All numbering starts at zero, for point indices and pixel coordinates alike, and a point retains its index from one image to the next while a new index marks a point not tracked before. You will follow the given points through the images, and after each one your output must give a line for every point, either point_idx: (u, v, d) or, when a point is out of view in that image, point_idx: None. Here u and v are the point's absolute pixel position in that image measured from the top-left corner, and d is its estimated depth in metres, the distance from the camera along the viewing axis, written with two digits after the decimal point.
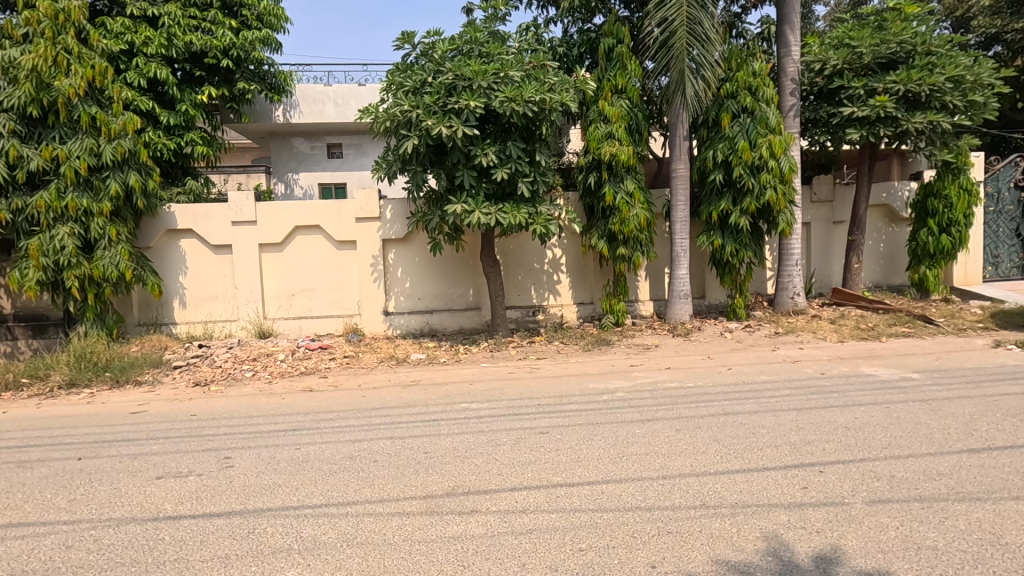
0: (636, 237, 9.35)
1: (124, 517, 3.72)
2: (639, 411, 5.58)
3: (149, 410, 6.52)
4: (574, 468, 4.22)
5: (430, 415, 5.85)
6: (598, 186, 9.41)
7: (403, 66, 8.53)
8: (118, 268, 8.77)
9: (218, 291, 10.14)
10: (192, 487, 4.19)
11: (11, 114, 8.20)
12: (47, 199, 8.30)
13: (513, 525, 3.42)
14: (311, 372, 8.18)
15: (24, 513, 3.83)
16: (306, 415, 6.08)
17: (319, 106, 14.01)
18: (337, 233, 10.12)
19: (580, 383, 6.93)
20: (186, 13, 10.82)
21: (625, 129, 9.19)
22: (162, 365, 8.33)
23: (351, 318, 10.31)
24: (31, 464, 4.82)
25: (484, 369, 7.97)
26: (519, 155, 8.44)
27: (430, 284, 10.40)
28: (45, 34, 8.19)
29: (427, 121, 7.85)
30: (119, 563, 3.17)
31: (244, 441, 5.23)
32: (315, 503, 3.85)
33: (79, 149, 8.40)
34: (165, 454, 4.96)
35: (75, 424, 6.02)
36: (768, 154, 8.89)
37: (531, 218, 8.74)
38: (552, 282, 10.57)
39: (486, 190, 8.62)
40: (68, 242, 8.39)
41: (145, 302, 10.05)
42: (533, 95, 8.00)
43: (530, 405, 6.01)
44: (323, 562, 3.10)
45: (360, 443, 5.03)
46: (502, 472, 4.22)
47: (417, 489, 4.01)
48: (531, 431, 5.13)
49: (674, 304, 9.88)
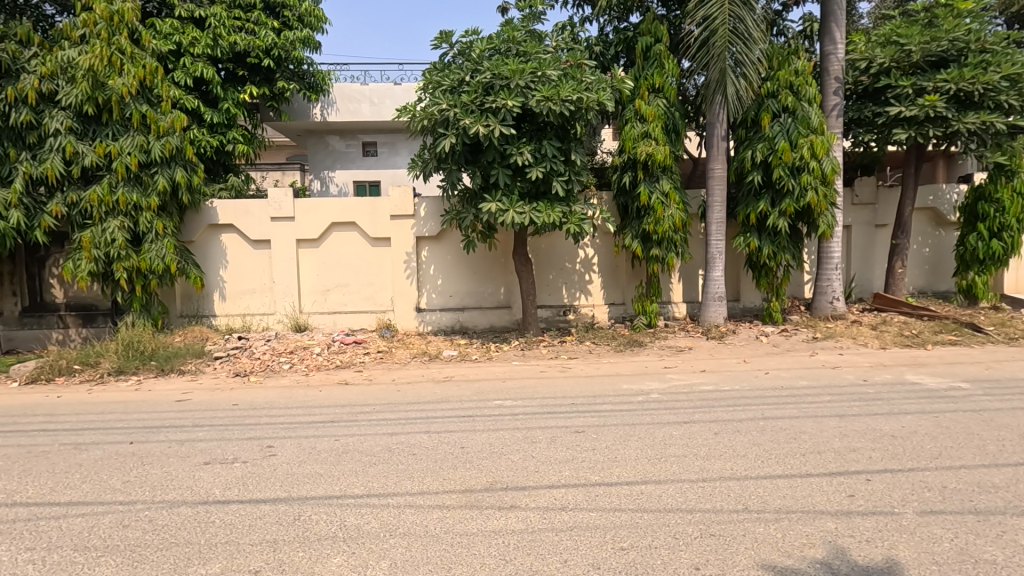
0: (670, 238, 9.25)
1: (176, 500, 3.86)
2: (675, 413, 5.53)
3: (193, 398, 6.74)
4: (612, 468, 4.22)
5: (465, 411, 5.91)
6: (633, 186, 9.35)
7: (441, 65, 8.62)
8: (164, 261, 9.09)
9: (256, 285, 10.41)
10: (238, 473, 4.33)
11: (68, 113, 8.59)
12: (100, 193, 8.66)
13: (553, 522, 3.43)
14: (346, 366, 8.33)
15: (82, 493, 4.00)
16: (343, 407, 6.21)
17: (355, 105, 14.24)
18: (372, 229, 10.30)
19: (612, 383, 6.90)
20: (231, 14, 11.13)
21: (661, 128, 9.10)
22: (204, 355, 8.60)
23: (384, 314, 10.47)
24: (86, 446, 5.04)
25: (515, 367, 7.99)
26: (554, 155, 8.44)
27: (461, 282, 10.48)
28: (101, 35, 8.57)
29: (464, 120, 7.89)
30: (174, 543, 3.29)
31: (284, 431, 5.36)
32: (356, 493, 3.92)
33: (130, 146, 8.74)
34: (211, 441, 5.13)
35: (124, 409, 6.27)
36: (809, 154, 8.66)
37: (565, 217, 8.72)
38: (583, 282, 10.54)
39: (521, 189, 8.64)
40: (118, 235, 8.73)
41: (186, 294, 10.37)
42: (570, 94, 7.98)
43: (564, 404, 6.02)
44: (368, 551, 3.16)
45: (398, 436, 5.11)
46: (539, 469, 4.23)
47: (455, 483, 4.05)
48: (565, 430, 5.13)
49: (709, 306, 9.74)
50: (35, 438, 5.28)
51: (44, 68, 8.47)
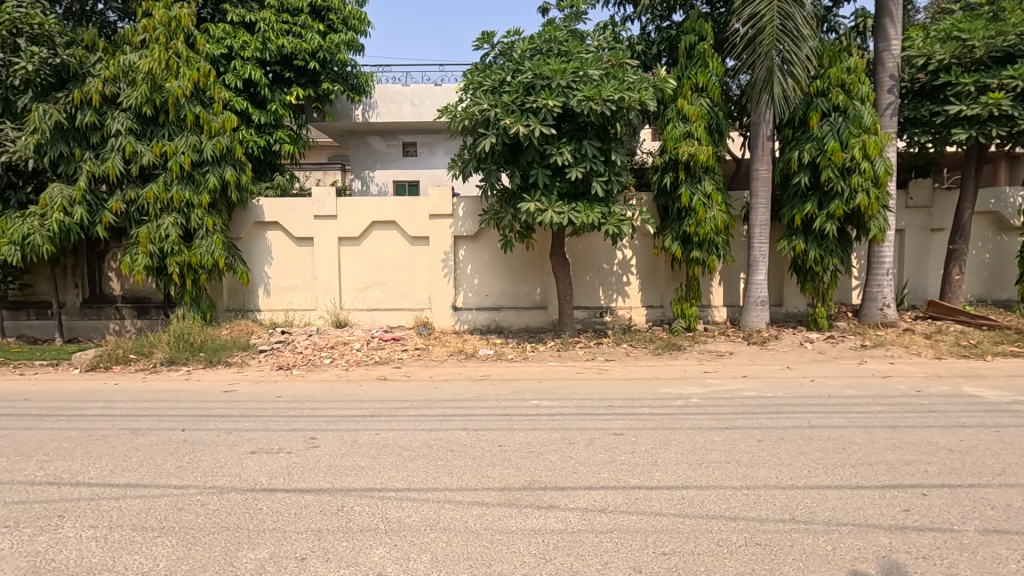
0: (711, 240, 9.05)
1: (226, 486, 4.01)
2: (716, 419, 5.41)
3: (239, 390, 6.98)
4: (653, 471, 4.15)
5: (502, 409, 5.92)
6: (674, 187, 9.21)
7: (482, 66, 8.66)
8: (214, 256, 9.44)
9: (299, 281, 10.69)
10: (284, 463, 4.46)
11: (129, 114, 9.02)
12: (156, 191, 9.07)
13: (593, 523, 3.40)
14: (385, 362, 8.48)
15: (139, 476, 4.19)
16: (382, 402, 6.32)
17: (396, 106, 14.42)
18: (412, 228, 10.45)
19: (651, 387, 6.80)
20: (280, 18, 11.46)
21: (704, 129, 8.92)
22: (249, 349, 8.90)
23: (421, 311, 10.60)
24: (142, 431, 5.28)
25: (551, 368, 7.97)
26: (595, 155, 8.38)
27: (498, 281, 10.52)
28: (160, 40, 9.01)
29: (505, 120, 7.91)
30: (225, 527, 3.41)
31: (327, 424, 5.48)
32: (397, 487, 3.98)
33: (184, 145, 9.12)
34: (258, 431, 5.30)
35: (176, 398, 6.55)
36: (861, 155, 8.34)
37: (603, 218, 8.64)
38: (621, 284, 10.43)
39: (560, 189, 8.61)
40: (172, 231, 9.11)
41: (233, 289, 10.72)
42: (612, 93, 7.91)
43: (602, 406, 5.97)
44: (410, 544, 3.21)
45: (436, 432, 5.17)
46: (578, 470, 4.21)
47: (494, 480, 4.07)
48: (604, 432, 5.08)
49: (750, 310, 9.51)
50: (96, 422, 5.56)
51: (108, 72, 8.91)
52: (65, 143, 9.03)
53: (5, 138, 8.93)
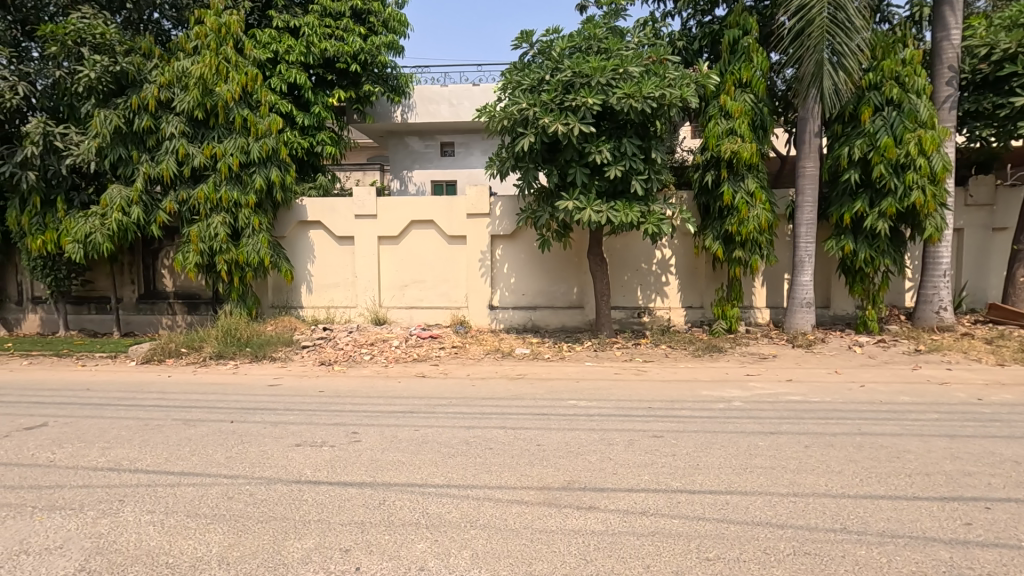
0: (754, 239, 8.81)
1: (272, 477, 4.13)
2: (760, 423, 5.26)
3: (283, 384, 7.20)
4: (694, 475, 4.07)
5: (540, 409, 5.91)
6: (716, 185, 9.01)
7: (521, 65, 8.66)
8: (259, 255, 9.75)
9: (340, 279, 10.94)
10: (327, 456, 4.57)
11: (182, 118, 9.41)
12: (206, 191, 9.43)
13: (635, 526, 3.36)
14: (423, 360, 8.59)
15: (191, 464, 4.37)
16: (420, 399, 6.41)
17: (435, 106, 14.54)
18: (450, 227, 10.54)
19: (691, 389, 6.66)
20: (323, 22, 11.72)
21: (748, 125, 8.69)
22: (293, 344, 9.15)
23: (458, 310, 10.69)
24: (193, 422, 5.50)
25: (588, 368, 7.92)
26: (634, 153, 8.28)
27: (534, 281, 10.50)
28: (211, 46, 9.38)
29: (544, 119, 7.90)
30: (273, 517, 3.52)
31: (368, 419, 5.59)
32: (437, 483, 4.02)
33: (233, 147, 9.46)
34: (301, 424, 5.44)
35: (225, 390, 6.81)
36: (916, 151, 7.96)
37: (643, 217, 8.53)
38: (659, 284, 10.27)
39: (598, 188, 8.53)
40: (221, 230, 9.46)
41: (277, 286, 11.04)
42: (653, 90, 7.80)
43: (641, 407, 5.89)
44: (450, 539, 3.24)
45: (474, 430, 5.20)
46: (618, 472, 4.16)
47: (533, 479, 4.07)
48: (643, 434, 5.01)
49: (795, 312, 9.21)
50: (151, 412, 5.83)
51: (163, 78, 9.31)
52: (124, 146, 9.48)
53: (70, 142, 9.42)
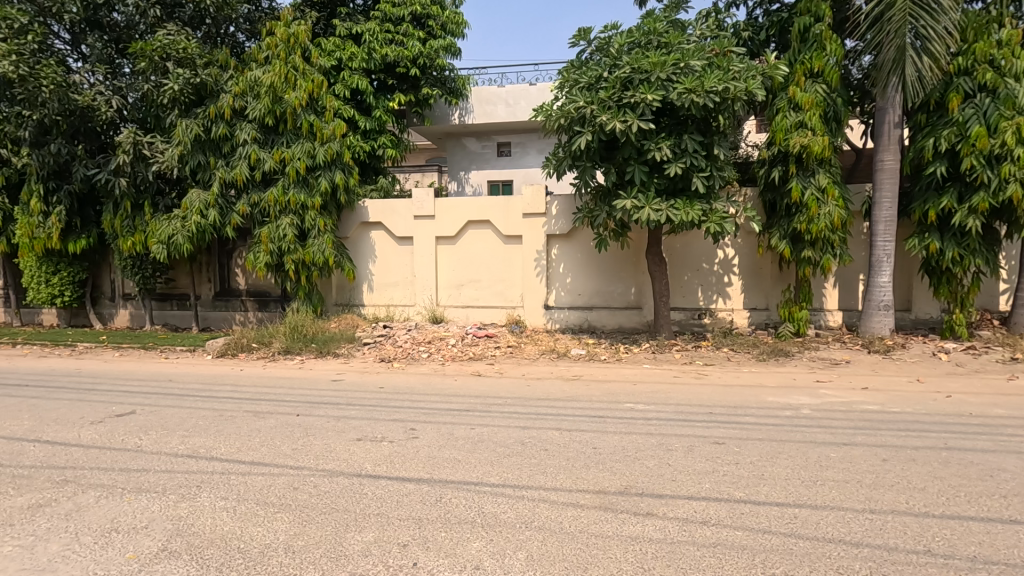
0: (826, 238, 8.33)
1: (335, 470, 4.28)
2: (833, 433, 4.96)
3: (345, 379, 7.48)
4: (760, 486, 3.89)
5: (596, 411, 5.84)
6: (783, 181, 8.58)
7: (578, 63, 8.56)
8: (324, 255, 10.16)
9: (399, 279, 11.23)
10: (387, 451, 4.69)
11: (254, 125, 9.94)
12: (276, 194, 9.93)
13: (694, 536, 3.25)
14: (478, 358, 8.68)
15: (261, 455, 4.60)
16: (477, 398, 6.47)
17: (491, 107, 14.62)
18: (506, 227, 10.59)
19: (755, 395, 6.38)
20: (384, 28, 12.05)
21: (820, 117, 8.22)
22: (355, 341, 9.47)
23: (513, 310, 10.71)
24: (263, 414, 5.79)
25: (646, 370, 7.74)
26: (695, 149, 8.02)
27: (590, 281, 10.37)
28: (281, 55, 9.87)
29: (602, 117, 7.78)
30: (335, 509, 3.64)
31: (425, 416, 5.69)
32: (492, 482, 4.04)
33: (300, 152, 9.93)
34: (362, 419, 5.62)
35: (292, 385, 7.13)
36: (1013, 140, 7.28)
37: (705, 215, 8.25)
38: (722, 284, 9.90)
39: (658, 186, 8.30)
40: (289, 231, 9.93)
41: (340, 285, 11.45)
42: (716, 84, 7.56)
43: (701, 412, 5.70)
44: (506, 540, 3.24)
45: (529, 430, 5.19)
46: (677, 479, 4.04)
47: (588, 483, 4.01)
48: (704, 440, 4.84)
49: (871, 316, 8.64)
50: (226, 404, 6.19)
51: (238, 87, 9.87)
52: (203, 153, 10.10)
53: (156, 150, 10.11)
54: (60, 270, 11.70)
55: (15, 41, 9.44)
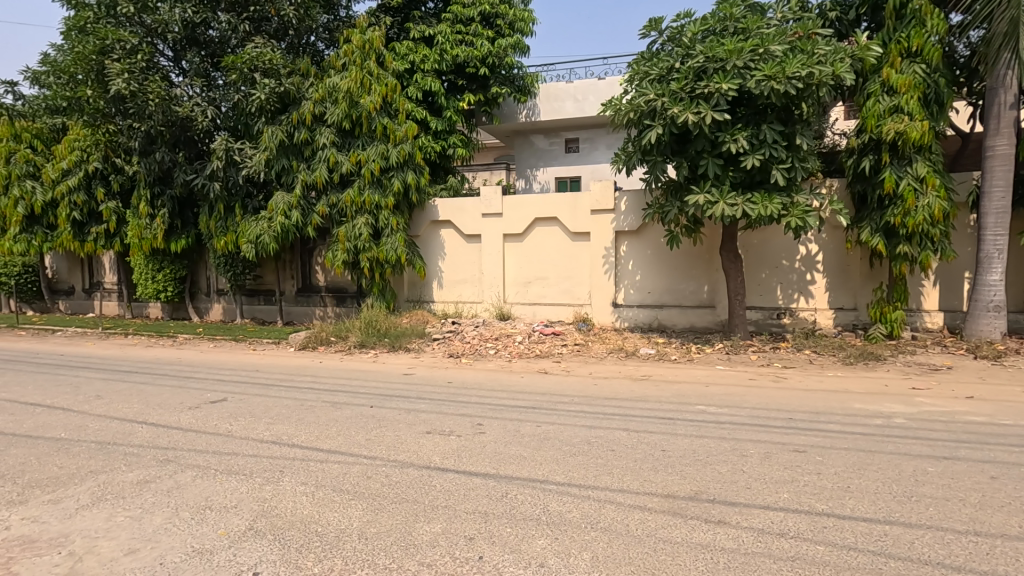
0: (924, 232, 7.63)
1: (406, 461, 4.43)
2: (931, 446, 4.55)
3: (416, 373, 7.72)
4: (845, 499, 3.63)
5: (665, 412, 5.67)
6: (875, 171, 7.94)
7: (649, 54, 8.33)
8: (397, 253, 10.54)
9: (468, 276, 11.43)
10: (455, 445, 4.79)
11: (333, 129, 10.44)
12: (352, 195, 10.39)
13: (771, 548, 3.08)
14: (545, 356, 8.68)
15: (338, 443, 4.83)
16: (543, 395, 6.47)
17: (559, 103, 14.54)
18: (573, 224, 10.51)
19: (841, 401, 5.96)
20: (454, 29, 12.27)
21: (919, 100, 7.55)
22: (425, 336, 9.75)
23: (581, 307, 10.61)
24: (339, 405, 6.09)
25: (720, 372, 7.44)
26: (775, 139, 7.59)
27: (661, 278, 10.09)
28: (357, 61, 10.33)
29: (673, 109, 7.51)
30: (406, 499, 3.77)
31: (492, 412, 5.76)
32: (557, 480, 4.03)
33: (374, 154, 10.34)
34: (432, 413, 5.77)
35: (368, 377, 7.46)
36: None
37: (785, 209, 7.81)
38: (803, 282, 9.33)
39: (733, 179, 7.93)
40: (364, 231, 10.37)
41: (412, 282, 11.81)
42: (798, 69, 7.14)
43: (780, 418, 5.40)
44: (570, 539, 3.21)
45: (596, 430, 5.13)
46: (752, 486, 3.85)
47: (657, 486, 3.91)
48: (783, 447, 4.59)
49: (977, 317, 7.84)
50: (307, 393, 6.57)
51: (318, 94, 10.40)
52: (286, 157, 10.72)
53: (245, 156, 10.87)
54: (163, 267, 12.88)
55: (127, 60, 10.41)
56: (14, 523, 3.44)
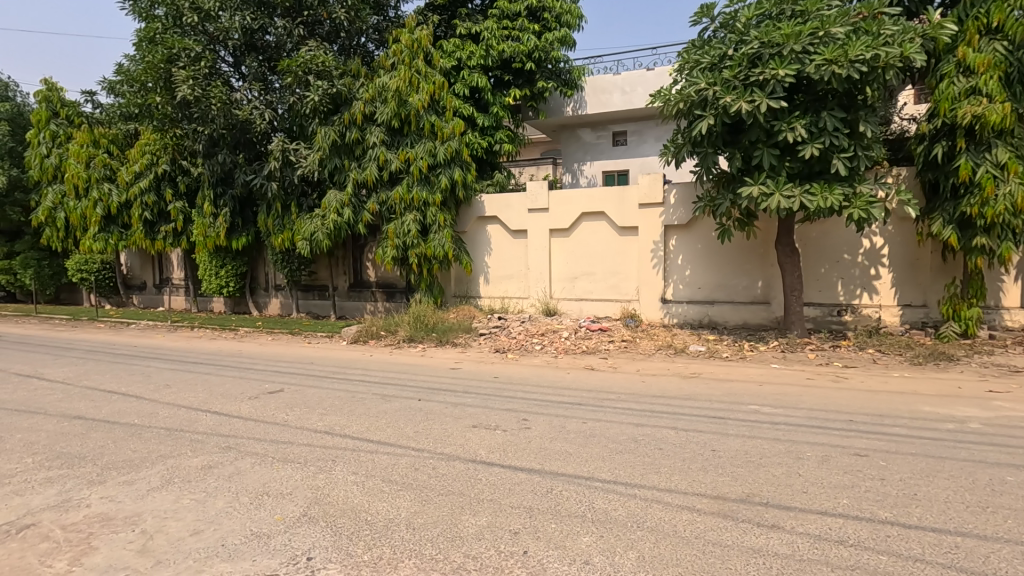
0: (1004, 223, 7.07)
1: (453, 454, 4.49)
2: (1010, 453, 4.22)
3: (463, 368, 7.82)
4: (912, 507, 3.42)
5: (716, 411, 5.52)
6: (948, 158, 7.42)
7: (700, 42, 8.07)
8: (444, 249, 10.68)
9: (514, 271, 11.46)
10: (500, 439, 4.82)
11: (383, 128, 10.67)
12: (402, 192, 10.61)
13: (829, 555, 2.94)
14: (591, 352, 8.61)
15: (387, 435, 4.95)
16: (589, 392, 6.41)
17: (607, 96, 14.32)
18: (621, 219, 10.34)
19: (908, 403, 5.62)
20: (501, 25, 12.29)
21: (999, 80, 6.99)
22: (472, 331, 9.85)
23: (628, 303, 10.43)
24: (389, 397, 6.24)
25: (774, 370, 7.16)
26: (836, 127, 7.21)
27: (712, 273, 9.79)
28: (406, 61, 10.52)
29: (725, 98, 7.25)
30: (453, 491, 3.82)
31: (538, 408, 5.76)
32: (603, 478, 3.99)
33: (422, 151, 10.52)
34: (478, 407, 5.82)
35: (417, 371, 7.61)
36: None
37: (847, 200, 7.41)
38: (867, 278, 8.84)
39: (790, 170, 7.59)
40: (413, 227, 10.56)
41: (459, 277, 11.95)
42: (862, 52, 6.76)
43: (840, 420, 5.14)
44: (616, 538, 3.18)
45: (643, 428, 5.04)
46: (808, 491, 3.69)
47: (706, 487, 3.80)
48: (843, 451, 4.37)
49: None
50: (358, 386, 6.77)
51: (368, 94, 10.65)
52: (338, 156, 11.03)
53: (300, 156, 11.26)
54: (226, 264, 13.57)
55: (192, 67, 10.96)
56: (92, 501, 3.71)
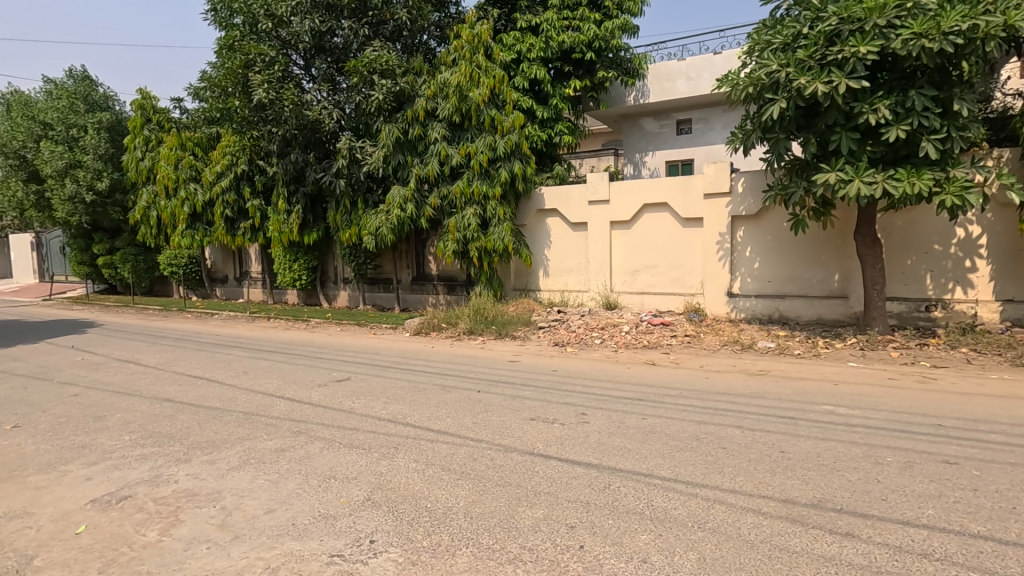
0: None
1: (510, 446, 4.52)
2: None
3: (522, 360, 7.87)
4: (1011, 522, 3.11)
5: (786, 411, 5.25)
6: None
7: (772, 21, 7.64)
8: (504, 242, 10.74)
9: (574, 264, 11.37)
10: (558, 433, 4.81)
11: (444, 124, 10.85)
12: (462, 186, 10.77)
13: (910, 569, 2.73)
14: (653, 347, 8.41)
15: (446, 425, 5.06)
16: (650, 387, 6.26)
17: (671, 84, 13.86)
18: (685, 209, 10.01)
19: (1008, 407, 5.12)
20: (561, 16, 12.17)
21: None
22: (531, 324, 9.87)
23: (692, 297, 10.10)
24: (449, 388, 6.37)
25: (852, 369, 6.72)
26: (926, 106, 6.63)
27: (783, 266, 9.31)
28: (467, 56, 10.65)
29: (800, 79, 6.83)
30: (510, 483, 3.85)
31: (597, 402, 5.69)
32: (663, 475, 3.89)
33: (483, 145, 10.62)
34: (536, 400, 5.83)
35: (476, 363, 7.72)
36: None
37: (938, 185, 6.81)
38: (961, 270, 8.11)
39: (871, 155, 7.06)
40: (473, 221, 10.68)
41: (519, 271, 11.99)
42: (957, 23, 6.18)
43: (927, 424, 4.75)
44: (675, 537, 3.09)
45: (706, 426, 4.87)
46: (888, 498, 3.45)
47: (773, 489, 3.63)
48: (929, 458, 4.04)
49: None
50: (419, 377, 6.95)
51: (430, 90, 10.84)
52: (402, 153, 11.29)
53: (366, 153, 11.61)
54: (298, 258, 14.30)
55: (267, 71, 11.56)
56: (180, 478, 4.03)
